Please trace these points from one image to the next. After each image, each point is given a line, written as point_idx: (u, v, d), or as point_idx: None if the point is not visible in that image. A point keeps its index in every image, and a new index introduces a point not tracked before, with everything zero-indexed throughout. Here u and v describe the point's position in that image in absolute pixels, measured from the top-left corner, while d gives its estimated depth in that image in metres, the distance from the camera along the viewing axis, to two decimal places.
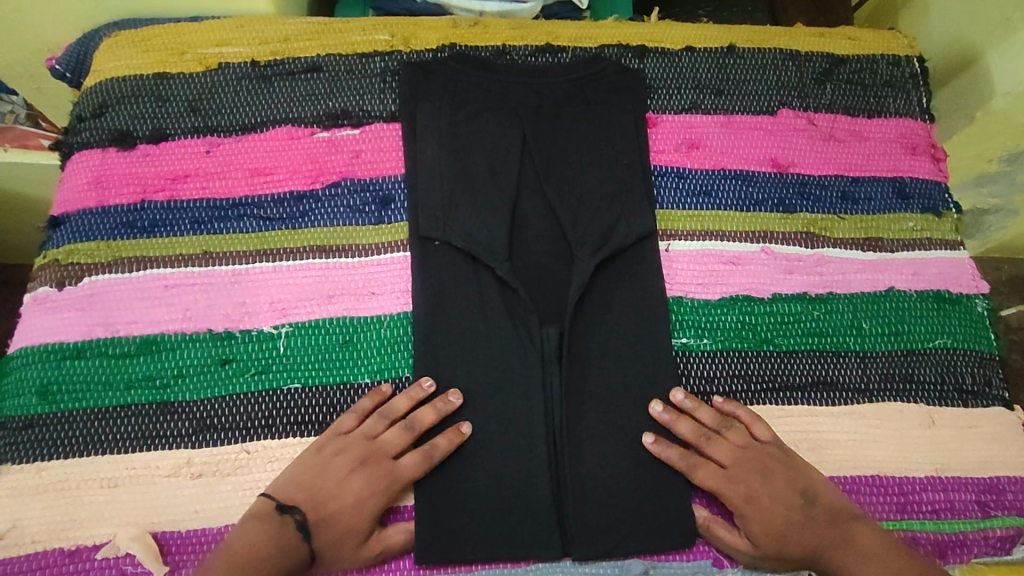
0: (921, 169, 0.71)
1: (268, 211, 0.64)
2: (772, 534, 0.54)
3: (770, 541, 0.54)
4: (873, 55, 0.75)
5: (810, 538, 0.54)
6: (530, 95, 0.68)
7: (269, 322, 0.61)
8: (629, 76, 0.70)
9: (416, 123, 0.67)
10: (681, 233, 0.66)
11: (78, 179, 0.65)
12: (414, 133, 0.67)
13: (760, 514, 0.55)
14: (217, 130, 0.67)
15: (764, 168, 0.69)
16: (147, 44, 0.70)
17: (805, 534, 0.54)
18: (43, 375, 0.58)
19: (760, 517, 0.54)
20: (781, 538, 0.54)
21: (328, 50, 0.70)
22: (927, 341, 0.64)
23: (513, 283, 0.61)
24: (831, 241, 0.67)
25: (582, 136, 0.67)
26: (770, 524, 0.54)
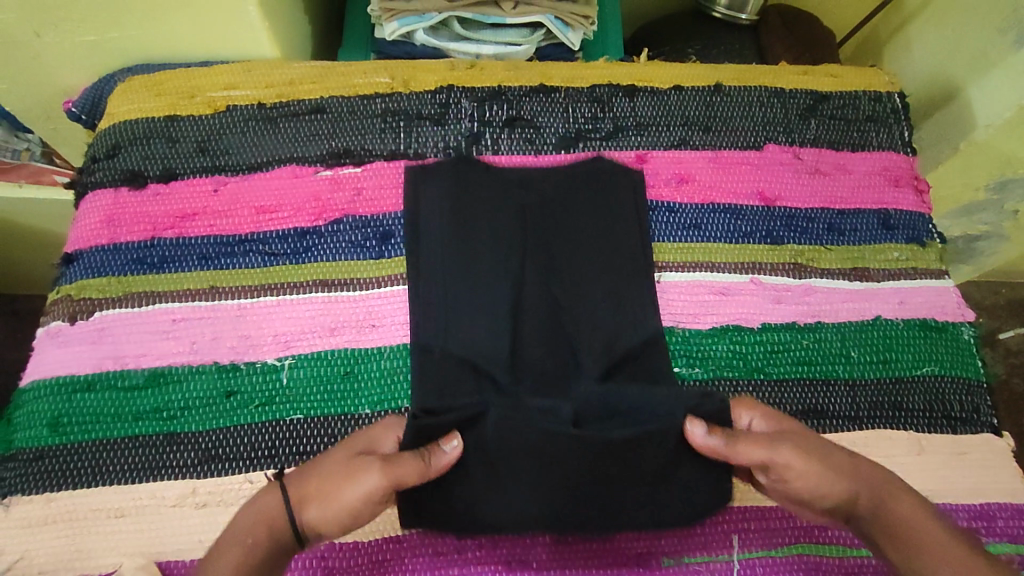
0: (905, 201, 0.73)
1: (273, 247, 0.67)
2: (827, 456, 0.51)
3: (829, 462, 0.51)
4: (856, 91, 0.78)
5: (866, 471, 0.52)
6: (529, 189, 0.70)
7: (273, 354, 0.63)
8: (626, 172, 0.71)
9: (418, 221, 0.68)
10: (672, 265, 0.68)
11: (92, 217, 0.68)
12: (416, 234, 0.67)
13: (815, 451, 0.51)
14: (225, 169, 0.70)
15: (751, 202, 0.72)
16: (159, 88, 0.73)
17: (859, 467, 0.52)
18: (54, 407, 0.60)
19: (808, 440, 0.52)
20: (839, 463, 0.51)
21: (331, 92, 0.74)
22: (915, 369, 0.65)
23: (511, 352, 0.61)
24: (818, 272, 0.69)
25: (583, 234, 0.68)
26: (822, 447, 0.52)
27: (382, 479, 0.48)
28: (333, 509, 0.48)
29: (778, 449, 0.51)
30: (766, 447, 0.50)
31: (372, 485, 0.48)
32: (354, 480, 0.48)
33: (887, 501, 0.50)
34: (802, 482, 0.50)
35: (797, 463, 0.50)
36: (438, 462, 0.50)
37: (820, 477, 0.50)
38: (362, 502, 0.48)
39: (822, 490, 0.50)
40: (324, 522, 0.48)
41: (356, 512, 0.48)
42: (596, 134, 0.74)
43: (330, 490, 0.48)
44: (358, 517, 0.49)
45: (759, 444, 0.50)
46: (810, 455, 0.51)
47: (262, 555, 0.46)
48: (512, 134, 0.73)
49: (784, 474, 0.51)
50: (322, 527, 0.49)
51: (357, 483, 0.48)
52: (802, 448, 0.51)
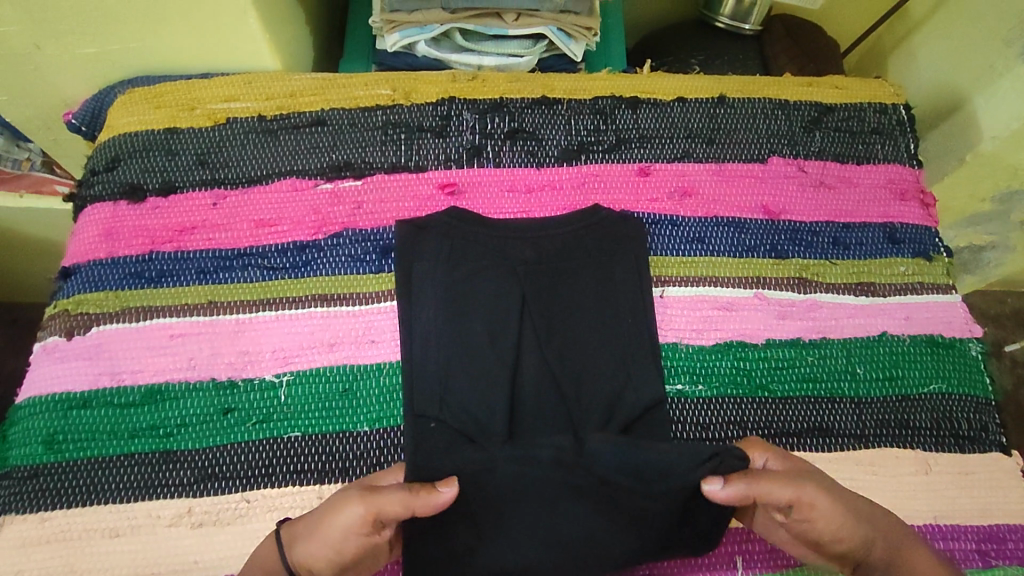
0: (911, 215, 0.72)
1: (272, 261, 0.66)
2: (849, 503, 0.51)
3: (851, 509, 0.50)
4: (861, 103, 0.77)
5: (883, 520, 0.52)
6: (527, 250, 0.68)
7: (271, 371, 0.62)
8: (629, 226, 0.69)
9: (411, 281, 0.65)
10: (675, 279, 0.67)
11: (90, 230, 0.67)
12: (410, 294, 0.65)
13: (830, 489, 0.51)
14: (224, 182, 0.69)
15: (755, 215, 0.71)
16: (159, 100, 0.73)
17: (877, 517, 0.52)
18: (49, 424, 0.59)
19: (831, 485, 0.51)
20: (860, 511, 0.51)
21: (332, 104, 0.73)
22: (922, 387, 0.64)
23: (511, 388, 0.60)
24: (823, 287, 0.68)
25: (583, 292, 0.66)
26: (843, 494, 0.51)
27: (362, 511, 0.48)
28: (318, 543, 0.48)
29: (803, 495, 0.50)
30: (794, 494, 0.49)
31: (352, 516, 0.48)
32: (338, 514, 0.48)
33: (903, 554, 0.51)
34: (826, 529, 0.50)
35: (823, 508, 0.49)
36: (426, 500, 0.48)
37: (843, 525, 0.50)
38: (344, 536, 0.48)
39: (843, 539, 0.50)
40: (311, 557, 0.49)
41: (342, 547, 0.48)
42: (598, 146, 0.73)
43: (318, 524, 0.49)
44: (344, 554, 0.49)
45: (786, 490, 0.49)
46: (835, 501, 0.50)
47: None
48: (514, 146, 0.73)
49: (808, 520, 0.50)
50: (310, 563, 0.49)
51: (341, 516, 0.48)
52: (829, 493, 0.50)
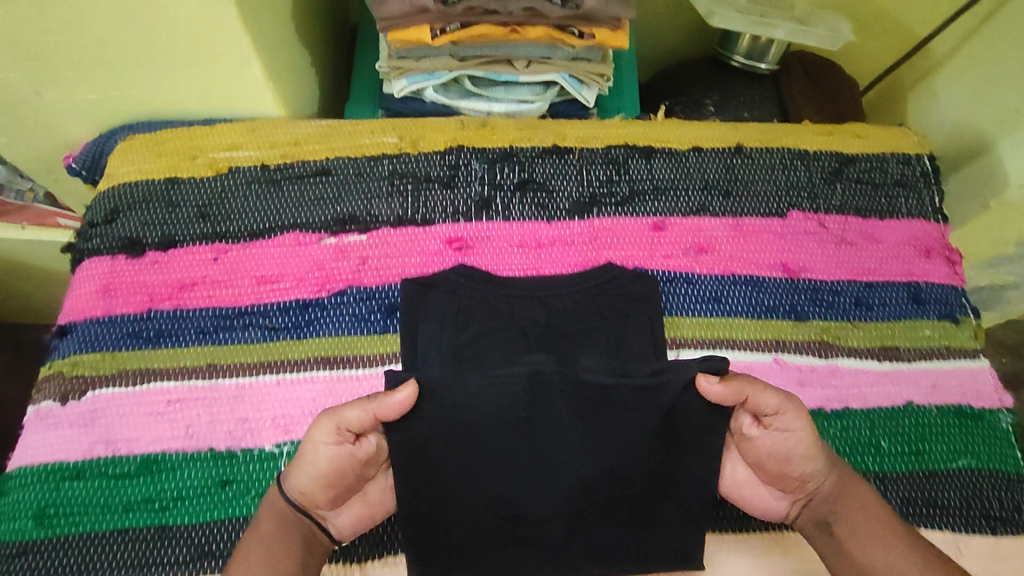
0: (937, 273, 0.69)
1: (274, 321, 0.64)
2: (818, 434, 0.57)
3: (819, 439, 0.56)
4: (884, 153, 0.74)
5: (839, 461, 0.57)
6: (537, 309, 0.65)
7: (271, 440, 0.60)
8: (643, 284, 0.67)
9: (417, 345, 0.63)
10: (691, 342, 0.65)
11: (86, 287, 0.65)
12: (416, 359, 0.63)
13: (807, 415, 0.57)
14: (225, 236, 0.67)
15: (774, 273, 0.68)
16: (160, 149, 0.70)
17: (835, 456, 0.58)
18: (42, 497, 0.57)
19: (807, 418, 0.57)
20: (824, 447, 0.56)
21: (336, 153, 0.71)
22: (949, 461, 0.61)
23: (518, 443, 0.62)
24: (845, 351, 0.66)
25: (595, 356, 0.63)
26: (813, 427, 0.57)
27: (326, 420, 0.53)
28: (305, 462, 0.53)
29: (784, 412, 0.55)
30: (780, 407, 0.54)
31: (321, 428, 0.53)
32: (311, 432, 0.54)
33: (851, 491, 0.56)
34: (796, 450, 0.55)
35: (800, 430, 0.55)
36: (381, 401, 0.53)
37: (811, 452, 0.55)
38: (322, 450, 0.52)
39: (806, 466, 0.55)
40: (305, 479, 0.53)
41: (326, 465, 0.52)
42: (611, 198, 0.71)
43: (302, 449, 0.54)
44: (331, 470, 0.53)
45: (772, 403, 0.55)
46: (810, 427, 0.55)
47: (271, 536, 0.53)
48: (524, 198, 0.70)
49: (782, 437, 0.55)
50: (307, 486, 0.53)
51: (315, 434, 0.53)
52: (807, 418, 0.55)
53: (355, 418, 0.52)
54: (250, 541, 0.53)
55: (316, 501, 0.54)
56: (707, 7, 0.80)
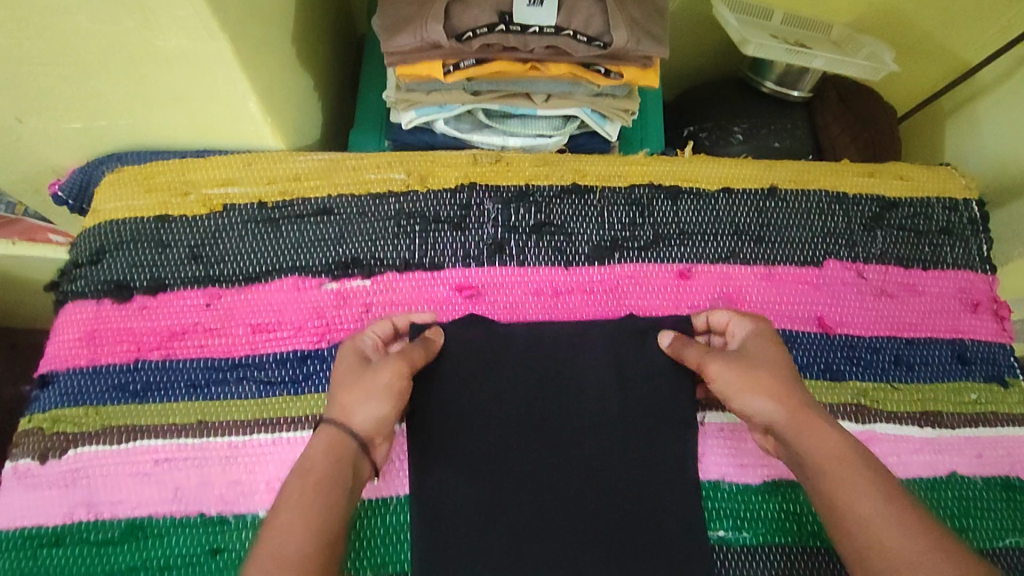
0: (982, 330, 0.65)
1: (270, 374, 0.60)
2: (760, 371, 0.53)
3: (758, 377, 0.53)
4: (928, 197, 0.69)
5: (798, 397, 0.52)
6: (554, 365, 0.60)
7: (265, 506, 0.56)
8: None
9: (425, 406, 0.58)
10: (717, 403, 0.61)
11: (69, 333, 0.61)
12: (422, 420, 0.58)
13: (751, 356, 0.54)
14: (219, 280, 0.63)
15: (809, 327, 0.63)
16: (150, 183, 0.66)
17: (793, 391, 0.52)
18: (16, 566, 0.53)
19: (750, 358, 0.54)
20: (767, 383, 0.52)
21: (340, 190, 0.66)
22: (996, 540, 0.57)
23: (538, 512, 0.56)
24: (883, 415, 0.61)
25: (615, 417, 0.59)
26: (760, 364, 0.54)
27: (399, 359, 0.54)
28: (372, 396, 0.52)
29: (710, 360, 0.55)
30: (701, 358, 0.56)
31: (394, 368, 0.53)
32: (374, 367, 0.53)
33: (806, 430, 0.50)
34: (731, 392, 0.54)
35: (725, 375, 0.54)
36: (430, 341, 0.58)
37: (747, 390, 0.53)
38: (394, 384, 0.53)
39: (749, 406, 0.53)
40: (377, 411, 0.52)
41: (394, 395, 0.53)
42: (633, 243, 0.66)
43: (357, 384, 0.53)
44: (399, 400, 0.54)
45: (699, 353, 0.56)
46: (739, 368, 0.54)
47: (321, 482, 0.48)
48: (539, 242, 0.65)
49: (716, 383, 0.55)
50: (375, 418, 0.52)
51: (382, 372, 0.53)
52: (731, 362, 0.54)
53: (418, 354, 0.56)
54: (301, 489, 0.47)
55: (377, 432, 0.53)
56: (741, 34, 0.74)
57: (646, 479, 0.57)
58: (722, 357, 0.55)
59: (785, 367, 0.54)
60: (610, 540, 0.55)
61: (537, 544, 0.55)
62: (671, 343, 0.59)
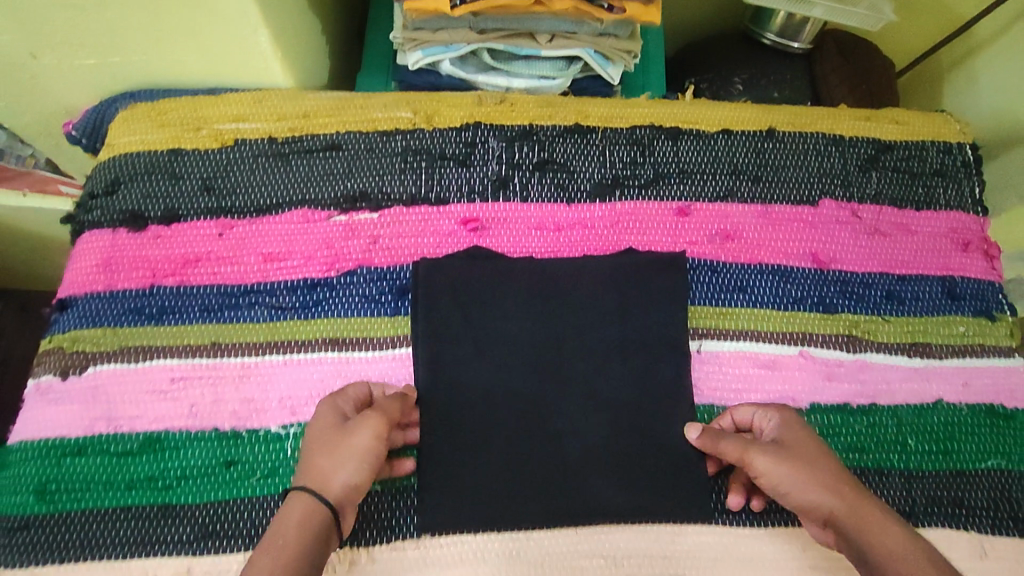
0: (972, 268, 0.67)
1: (281, 300, 0.62)
2: (810, 465, 0.52)
3: (810, 470, 0.52)
4: (923, 141, 0.71)
5: (853, 490, 0.51)
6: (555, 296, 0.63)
7: (278, 421, 0.58)
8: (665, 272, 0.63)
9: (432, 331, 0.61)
10: (712, 332, 0.63)
11: (87, 260, 0.63)
12: (429, 344, 0.60)
13: (797, 446, 0.54)
14: (231, 211, 0.65)
15: (803, 263, 0.65)
16: (163, 118, 0.68)
17: (844, 482, 0.52)
18: (41, 473, 0.56)
19: (795, 449, 0.53)
20: (820, 477, 0.52)
21: (348, 127, 0.68)
22: (979, 461, 0.59)
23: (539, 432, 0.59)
24: (873, 346, 0.63)
25: (613, 345, 0.61)
26: (809, 456, 0.53)
27: (378, 419, 0.52)
28: (348, 462, 0.50)
29: (752, 451, 0.53)
30: (743, 453, 0.54)
31: (373, 429, 0.51)
32: (351, 431, 0.51)
33: (868, 527, 0.49)
34: (784, 488, 0.52)
35: (771, 467, 0.52)
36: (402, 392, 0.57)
37: (799, 485, 0.52)
38: (373, 447, 0.51)
39: (802, 499, 0.52)
40: (352, 479, 0.50)
41: (373, 459, 0.51)
42: (634, 181, 0.68)
43: (332, 451, 0.50)
44: (376, 463, 0.51)
45: (738, 446, 0.54)
46: (788, 462, 0.52)
47: (292, 560, 0.46)
48: (542, 179, 0.67)
49: (762, 476, 0.53)
50: (349, 486, 0.50)
51: (358, 434, 0.51)
52: (778, 455, 0.53)
53: (395, 407, 0.54)
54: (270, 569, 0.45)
55: (349, 501, 0.50)
56: None
57: (643, 402, 0.60)
58: (767, 450, 0.53)
59: (829, 455, 0.54)
60: (608, 458, 0.58)
61: (539, 460, 0.58)
62: (698, 437, 0.56)
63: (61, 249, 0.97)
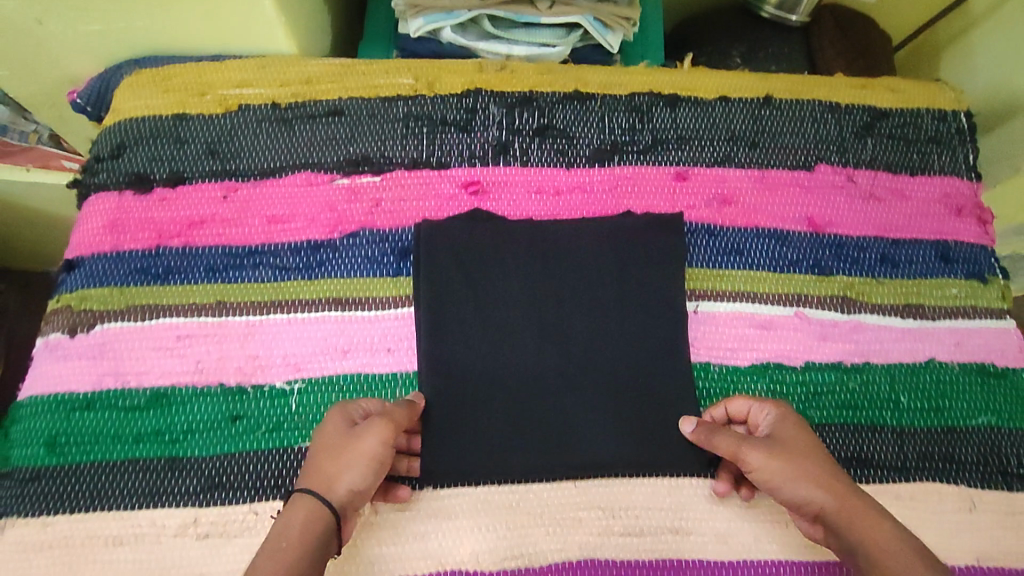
0: (966, 232, 0.68)
1: (285, 261, 0.63)
2: (803, 461, 0.53)
3: (803, 468, 0.53)
4: (918, 108, 0.72)
5: (846, 487, 0.52)
6: (555, 258, 0.64)
7: (282, 378, 0.59)
8: (663, 235, 0.65)
9: (434, 292, 0.62)
10: (710, 294, 0.64)
11: (93, 222, 0.64)
12: (431, 304, 0.62)
13: (791, 442, 0.54)
14: (235, 174, 0.65)
15: (799, 227, 0.66)
16: (168, 84, 0.68)
17: (837, 477, 0.52)
18: (52, 426, 0.57)
19: (789, 445, 0.54)
20: (813, 472, 0.52)
21: (351, 93, 0.69)
22: (970, 418, 0.61)
23: (539, 389, 0.60)
24: (867, 307, 0.64)
25: (611, 305, 0.63)
26: (803, 453, 0.53)
27: (387, 426, 0.52)
28: (354, 466, 0.51)
29: (745, 448, 0.54)
30: (735, 448, 0.54)
31: (381, 435, 0.52)
32: (359, 435, 0.51)
33: (861, 522, 0.50)
34: (775, 483, 0.53)
35: (764, 464, 0.53)
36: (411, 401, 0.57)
37: (792, 480, 0.53)
38: (381, 454, 0.51)
39: (794, 495, 0.53)
40: (357, 483, 0.51)
41: (378, 464, 0.52)
42: (633, 146, 0.68)
43: (338, 455, 0.51)
44: (380, 469, 0.52)
45: (732, 442, 0.55)
46: (780, 457, 0.53)
47: (295, 560, 0.47)
48: (542, 144, 0.68)
49: (755, 472, 0.54)
50: (353, 490, 0.51)
51: (364, 440, 0.51)
52: (772, 451, 0.53)
53: (402, 414, 0.55)
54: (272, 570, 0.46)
55: (352, 504, 0.51)
56: None
57: (640, 361, 0.61)
58: (760, 446, 0.54)
59: (822, 450, 0.54)
60: (606, 414, 0.60)
61: (538, 416, 0.59)
62: (693, 430, 0.57)
63: (63, 225, 0.97)
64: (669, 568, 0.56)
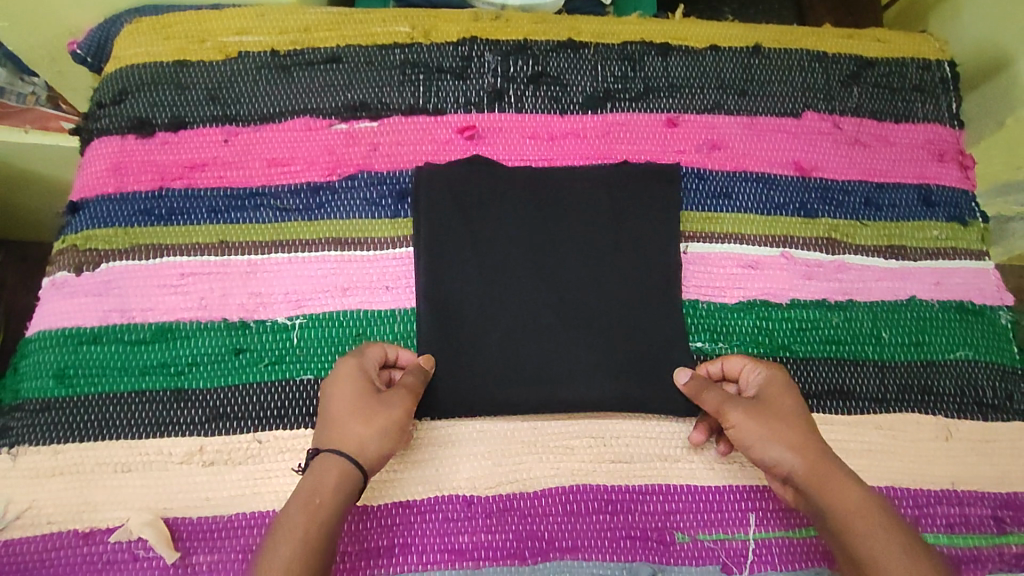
0: (948, 177, 0.70)
1: (285, 202, 0.64)
2: (778, 422, 0.55)
3: (777, 430, 0.55)
4: (904, 58, 0.73)
5: (817, 450, 0.54)
6: (548, 201, 0.65)
7: (283, 313, 0.61)
8: (654, 179, 0.66)
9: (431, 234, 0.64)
10: (699, 235, 0.66)
11: (97, 164, 0.65)
12: (428, 245, 0.63)
13: (771, 405, 0.56)
14: (235, 119, 0.67)
15: (787, 171, 0.68)
16: (168, 31, 0.69)
17: (810, 442, 0.55)
18: (61, 359, 0.59)
19: (770, 407, 0.56)
20: (787, 435, 0.54)
21: (348, 41, 0.70)
22: (948, 352, 0.63)
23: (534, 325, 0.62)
24: (852, 248, 0.66)
25: (603, 246, 0.65)
26: (780, 416, 0.56)
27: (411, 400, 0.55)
28: (384, 433, 0.53)
29: (727, 406, 0.56)
30: (718, 405, 0.57)
31: (408, 408, 0.55)
32: (386, 406, 0.54)
33: (826, 482, 0.53)
34: (750, 441, 0.55)
35: (743, 422, 0.55)
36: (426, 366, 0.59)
37: (766, 440, 0.55)
38: (406, 423, 0.55)
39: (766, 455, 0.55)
40: (386, 449, 0.54)
41: (403, 432, 0.55)
42: (626, 94, 0.70)
43: (367, 422, 0.53)
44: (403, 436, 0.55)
45: (716, 399, 0.57)
46: (756, 417, 0.55)
47: (323, 518, 0.50)
48: (536, 91, 0.69)
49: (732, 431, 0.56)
50: (381, 455, 0.54)
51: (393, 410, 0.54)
52: (750, 412, 0.56)
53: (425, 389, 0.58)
54: (304, 526, 0.49)
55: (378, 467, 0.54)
56: None
57: (631, 298, 0.63)
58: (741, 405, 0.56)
59: (804, 414, 0.56)
60: (597, 348, 0.62)
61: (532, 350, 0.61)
62: (687, 379, 0.58)
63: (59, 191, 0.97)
64: (657, 492, 0.59)
